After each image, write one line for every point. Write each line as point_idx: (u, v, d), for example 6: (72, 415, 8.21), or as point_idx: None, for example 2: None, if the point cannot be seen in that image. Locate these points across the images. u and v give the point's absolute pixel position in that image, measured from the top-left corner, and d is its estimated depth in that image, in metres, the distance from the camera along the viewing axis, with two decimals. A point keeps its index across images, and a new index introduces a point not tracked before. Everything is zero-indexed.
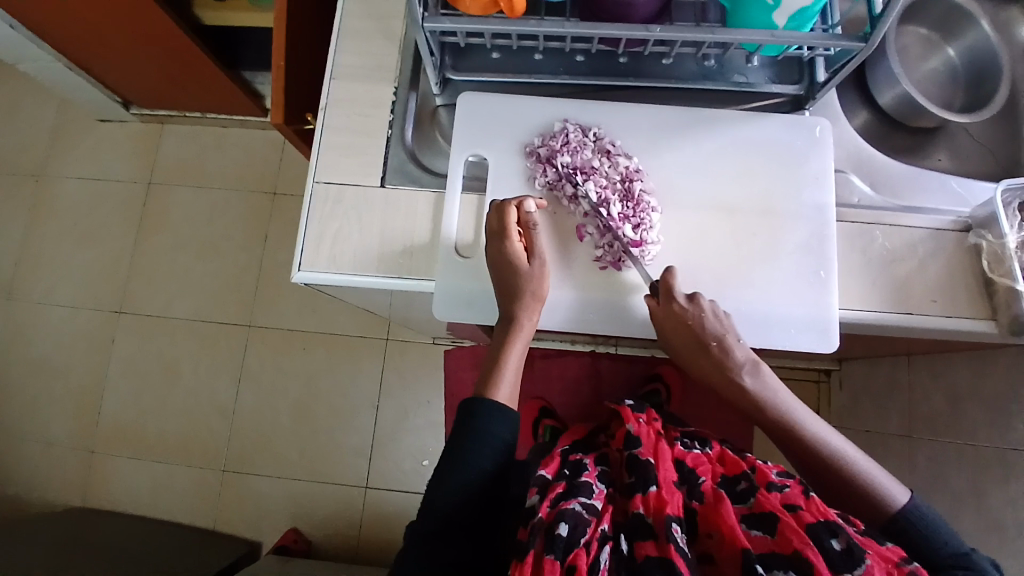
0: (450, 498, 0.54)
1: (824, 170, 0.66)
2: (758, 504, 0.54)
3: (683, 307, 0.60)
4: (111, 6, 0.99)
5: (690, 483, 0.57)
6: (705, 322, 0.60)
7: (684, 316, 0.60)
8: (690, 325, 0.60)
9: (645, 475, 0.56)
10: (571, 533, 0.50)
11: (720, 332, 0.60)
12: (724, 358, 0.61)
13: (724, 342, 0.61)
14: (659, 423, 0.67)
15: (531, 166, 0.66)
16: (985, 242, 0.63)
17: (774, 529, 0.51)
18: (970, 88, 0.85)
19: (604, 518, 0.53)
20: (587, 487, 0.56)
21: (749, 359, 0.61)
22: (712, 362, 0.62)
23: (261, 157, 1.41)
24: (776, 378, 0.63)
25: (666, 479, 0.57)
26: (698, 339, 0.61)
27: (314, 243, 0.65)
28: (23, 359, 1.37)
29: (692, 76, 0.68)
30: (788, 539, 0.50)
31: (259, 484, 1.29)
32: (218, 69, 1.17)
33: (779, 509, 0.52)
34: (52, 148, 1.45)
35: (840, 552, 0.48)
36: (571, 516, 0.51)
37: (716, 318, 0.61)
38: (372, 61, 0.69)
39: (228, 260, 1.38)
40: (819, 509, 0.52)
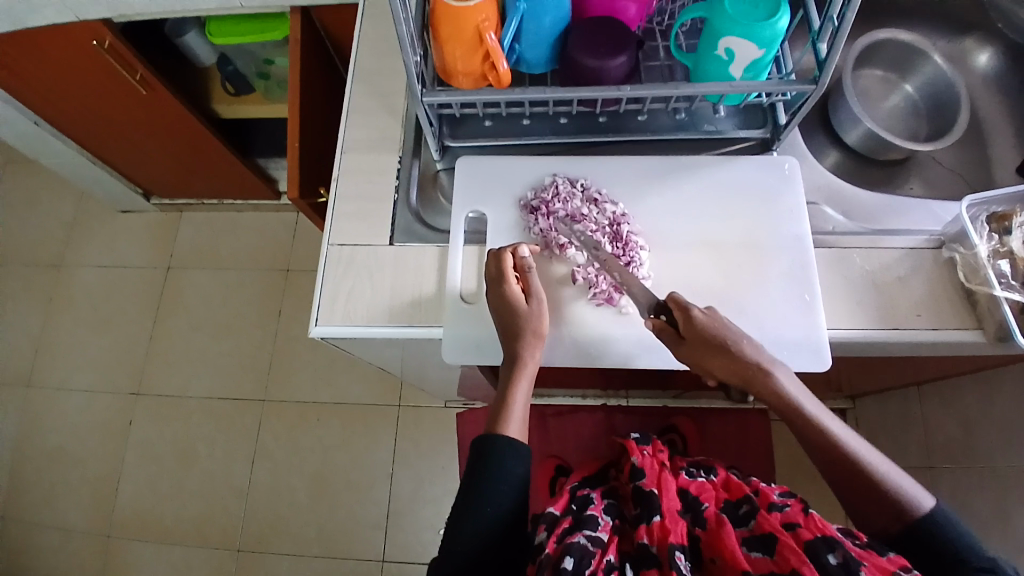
0: (468, 541, 0.55)
1: (797, 205, 0.71)
2: (758, 527, 0.54)
3: (707, 313, 0.58)
4: (137, 104, 1.10)
5: (693, 511, 0.58)
6: (725, 325, 0.58)
7: (707, 322, 0.57)
8: (713, 329, 0.57)
9: (649, 506, 0.58)
10: (577, 565, 0.50)
11: (742, 336, 0.59)
12: (749, 359, 0.58)
13: (748, 344, 0.58)
14: (665, 454, 0.69)
15: (524, 218, 0.72)
16: (958, 255, 0.67)
17: (774, 550, 0.51)
18: (932, 120, 0.92)
19: (610, 548, 0.54)
20: (593, 519, 0.57)
21: (768, 358, 0.59)
22: (737, 368, 0.58)
23: (275, 237, 1.49)
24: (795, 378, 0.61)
25: (670, 508, 0.58)
26: (720, 345, 0.57)
27: (328, 301, 0.69)
28: (43, 446, 1.39)
29: (666, 128, 0.75)
30: (786, 559, 0.50)
31: (274, 563, 1.27)
32: (234, 157, 1.27)
33: (778, 529, 0.53)
34: (78, 242, 1.54)
35: (838, 566, 0.48)
36: (578, 549, 0.52)
37: (732, 324, 0.59)
38: (377, 135, 0.77)
39: (243, 337, 1.42)
40: (817, 526, 0.51)
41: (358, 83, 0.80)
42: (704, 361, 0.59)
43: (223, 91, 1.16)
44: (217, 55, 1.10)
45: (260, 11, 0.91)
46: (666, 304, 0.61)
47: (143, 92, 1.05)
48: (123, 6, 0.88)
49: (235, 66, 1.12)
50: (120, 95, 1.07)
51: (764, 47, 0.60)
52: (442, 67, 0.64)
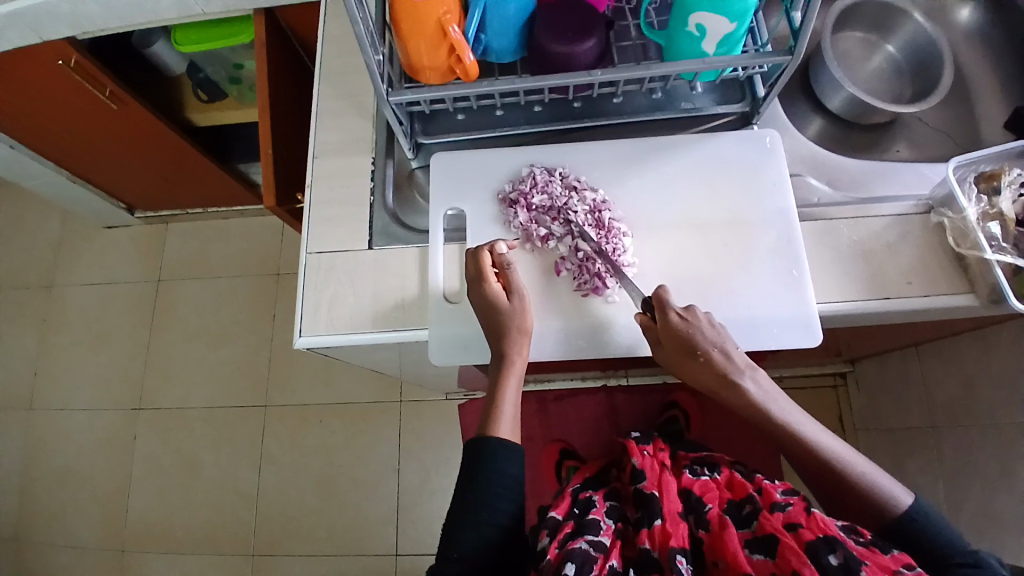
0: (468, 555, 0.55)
1: (781, 177, 0.70)
2: (760, 527, 0.54)
3: (681, 318, 0.59)
4: (110, 119, 1.08)
5: (696, 513, 0.58)
6: (702, 331, 0.59)
7: (682, 326, 0.59)
8: (687, 333, 0.59)
9: (650, 510, 0.58)
10: (579, 571, 0.50)
11: (717, 340, 0.60)
12: (723, 365, 0.60)
13: (722, 347, 0.60)
14: (665, 454, 0.69)
15: (503, 211, 0.71)
16: (947, 219, 0.66)
17: (774, 551, 0.52)
18: (916, 78, 0.89)
19: (613, 554, 0.53)
20: (595, 524, 0.57)
21: (746, 364, 0.60)
22: (713, 374, 0.60)
23: (262, 242, 1.48)
24: (773, 384, 0.61)
25: (672, 511, 0.57)
26: (694, 349, 0.59)
27: (312, 309, 0.69)
28: (50, 466, 1.40)
29: (643, 110, 0.73)
30: (787, 560, 0.50)
31: (289, 565, 1.28)
32: (213, 165, 1.25)
33: (779, 529, 0.53)
34: (64, 261, 1.52)
35: (838, 567, 0.48)
36: (579, 555, 0.52)
37: (711, 326, 0.60)
38: (349, 137, 0.75)
39: (239, 344, 1.42)
40: (820, 526, 0.51)
41: (325, 84, 0.78)
42: (680, 363, 0.61)
43: (194, 99, 1.13)
44: (186, 63, 1.07)
45: (222, 15, 0.89)
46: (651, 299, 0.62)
47: (114, 106, 1.03)
48: (82, 21, 0.86)
49: (205, 73, 1.09)
50: (91, 112, 1.05)
51: (736, 20, 0.58)
52: (409, 64, 0.62)
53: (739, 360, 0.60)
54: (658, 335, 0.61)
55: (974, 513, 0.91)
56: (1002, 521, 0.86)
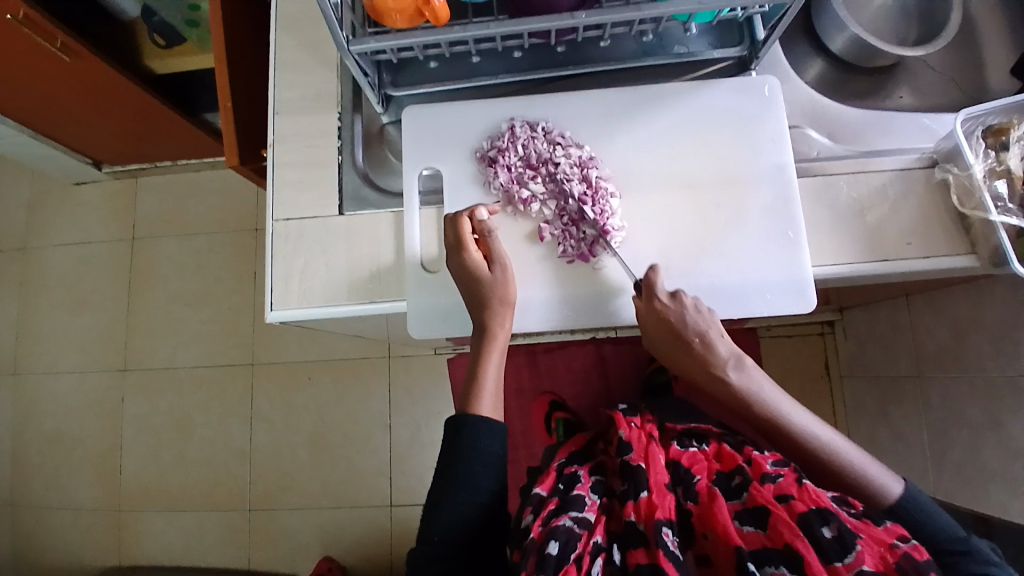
0: (447, 535, 0.54)
1: (780, 130, 0.65)
2: (750, 499, 0.53)
3: (665, 304, 0.59)
4: (62, 74, 1.00)
5: (685, 484, 0.57)
6: (686, 319, 0.59)
7: (666, 315, 0.59)
8: (672, 322, 0.59)
9: (636, 481, 0.56)
10: (562, 550, 0.49)
11: (702, 328, 0.59)
12: (706, 354, 0.59)
13: (706, 336, 0.59)
14: (653, 425, 0.66)
15: (483, 171, 0.66)
16: (952, 176, 0.62)
17: (767, 523, 0.51)
18: (924, 18, 0.83)
19: (597, 529, 0.53)
20: (580, 500, 0.56)
21: (733, 355, 0.60)
22: (699, 361, 0.60)
23: (237, 197, 1.41)
24: (764, 374, 0.61)
25: (658, 481, 0.56)
26: (680, 338, 0.59)
27: (282, 282, 0.65)
28: (41, 430, 1.39)
29: (632, 55, 0.67)
30: (779, 533, 0.49)
31: (286, 518, 1.30)
32: (177, 117, 1.17)
33: (771, 501, 0.52)
34: (33, 221, 1.46)
35: (833, 540, 0.47)
36: (563, 532, 0.51)
37: (698, 313, 0.59)
38: (311, 91, 0.69)
39: (221, 304, 1.38)
40: (812, 497, 0.51)
41: (282, 31, 0.71)
42: (664, 350, 0.61)
43: (151, 45, 1.03)
44: (140, 5, 0.97)
45: None
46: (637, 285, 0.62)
47: (64, 58, 0.95)
48: None
49: (160, 17, 0.98)
50: (40, 65, 0.97)
51: None
52: (371, 5, 0.54)
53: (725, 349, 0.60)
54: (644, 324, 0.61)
55: (959, 459, 0.92)
56: (986, 467, 0.87)
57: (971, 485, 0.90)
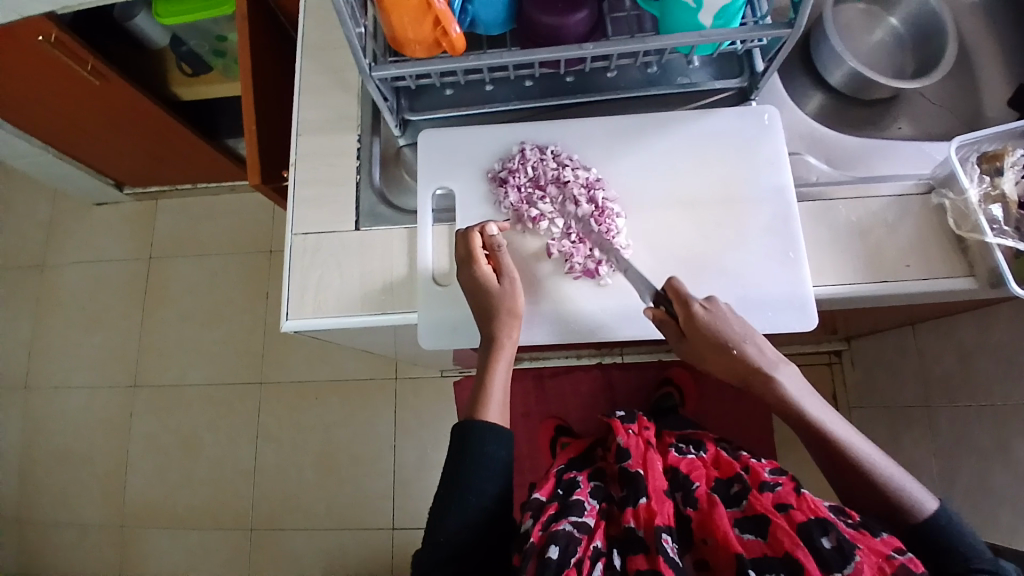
0: (451, 540, 0.55)
1: (777, 154, 0.68)
2: (750, 507, 0.54)
3: (705, 309, 0.59)
4: (95, 97, 1.05)
5: (684, 490, 0.58)
6: (726, 323, 0.59)
7: (709, 321, 0.58)
8: (713, 326, 0.58)
9: (636, 488, 0.57)
10: (563, 554, 0.50)
11: (742, 332, 0.59)
12: (750, 357, 0.59)
13: (747, 339, 0.59)
14: (650, 432, 0.67)
15: (493, 190, 0.69)
16: (947, 200, 0.65)
17: (766, 531, 0.51)
18: (920, 49, 0.87)
19: (597, 534, 0.54)
20: (580, 505, 0.56)
21: (773, 357, 0.60)
22: (741, 365, 0.59)
23: (254, 219, 1.45)
24: (801, 376, 0.61)
25: (656, 488, 0.58)
26: (722, 342, 0.58)
27: (298, 294, 0.67)
28: (51, 445, 1.40)
29: (638, 84, 0.71)
30: (779, 541, 0.50)
31: (289, 539, 1.29)
32: (201, 141, 1.22)
33: (770, 510, 0.53)
34: (56, 240, 1.50)
35: (832, 550, 0.48)
36: (563, 537, 0.51)
37: (734, 318, 0.60)
38: (333, 114, 0.73)
39: (233, 323, 1.41)
40: (810, 507, 0.51)
41: (307, 59, 0.75)
42: (703, 358, 0.60)
43: (179, 72, 1.09)
44: (169, 34, 1.03)
45: None
46: (663, 292, 0.61)
47: (96, 82, 1.00)
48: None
49: (188, 47, 1.04)
50: (74, 89, 1.02)
51: None
52: (392, 36, 0.58)
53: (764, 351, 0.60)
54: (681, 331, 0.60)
55: (967, 487, 0.92)
56: (996, 495, 0.86)
57: (979, 514, 0.89)
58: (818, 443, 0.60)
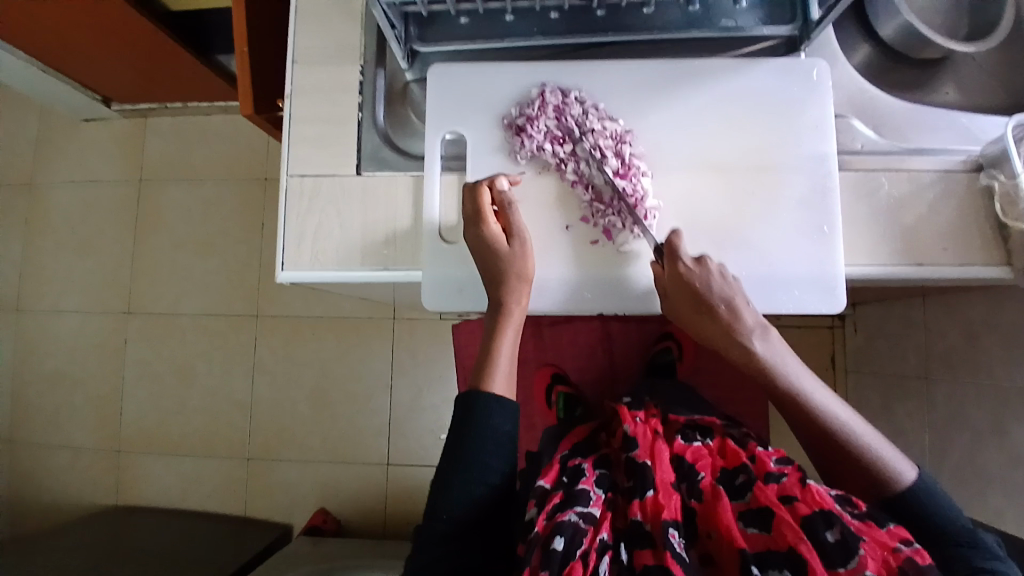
0: (456, 511, 0.53)
1: (824, 118, 0.62)
2: (754, 499, 0.51)
3: (688, 267, 0.56)
4: (74, 5, 0.95)
5: (688, 480, 0.55)
6: (710, 284, 0.56)
7: (688, 278, 0.56)
8: (694, 285, 0.56)
9: (643, 479, 0.54)
10: (568, 546, 0.48)
11: (727, 294, 0.56)
12: (733, 323, 0.55)
13: (732, 302, 0.55)
14: (657, 420, 0.66)
15: (509, 139, 0.63)
16: (997, 182, 0.59)
17: (770, 525, 0.49)
18: (975, 12, 0.79)
19: (603, 526, 0.51)
20: (585, 494, 0.54)
21: (759, 324, 0.56)
22: (721, 330, 0.56)
23: (248, 144, 1.37)
24: (786, 348, 0.57)
25: (664, 480, 0.54)
26: (701, 303, 0.56)
27: (293, 241, 0.63)
28: (42, 367, 1.39)
29: (676, 25, 0.63)
30: (783, 535, 0.47)
31: (284, 470, 1.31)
32: (191, 59, 1.12)
33: (775, 502, 0.50)
34: (41, 156, 1.43)
35: (835, 544, 0.46)
36: (569, 527, 0.49)
37: (722, 279, 0.56)
38: (333, 41, 0.65)
39: (227, 253, 1.36)
40: (816, 499, 0.49)
41: None
42: (686, 319, 0.58)
43: None
44: None
45: None
46: (662, 246, 0.58)
47: None
48: None
49: None
50: None
51: None
52: None
53: (751, 318, 0.56)
54: (665, 287, 0.58)
55: (957, 465, 0.91)
56: (984, 476, 0.86)
57: (967, 492, 0.89)
58: (796, 414, 0.57)
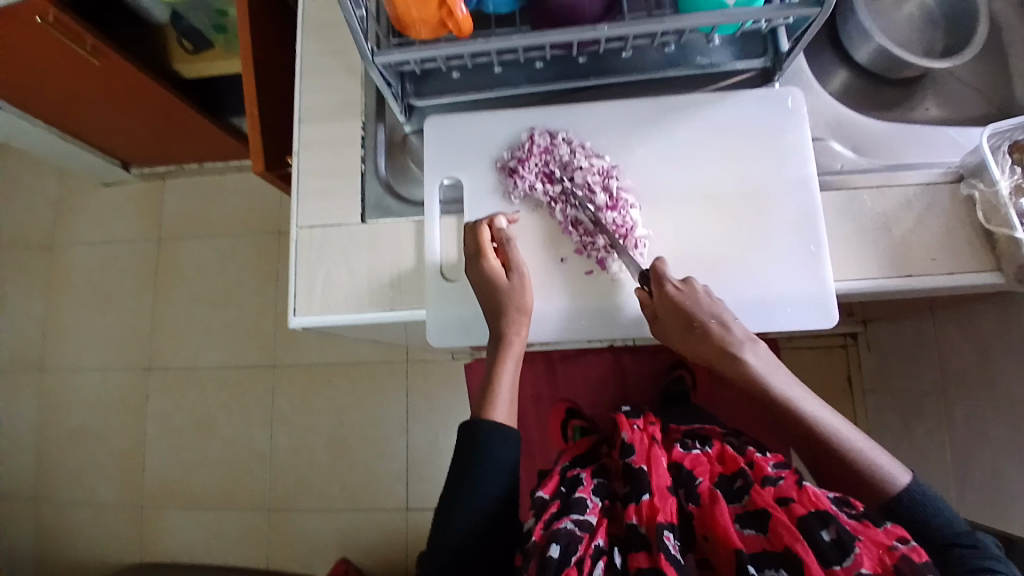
0: (458, 535, 0.54)
1: (805, 143, 0.65)
2: (751, 501, 0.52)
3: (678, 288, 0.58)
4: (92, 74, 1.02)
5: (686, 486, 0.55)
6: (699, 303, 0.57)
7: (678, 298, 0.57)
8: (684, 306, 0.57)
9: (638, 484, 0.55)
10: (563, 553, 0.48)
11: (715, 313, 0.58)
12: (723, 339, 0.57)
13: (722, 320, 0.57)
14: (656, 428, 0.64)
15: (503, 181, 0.67)
16: (977, 191, 0.61)
17: (767, 526, 0.49)
18: (950, 31, 0.82)
19: (599, 532, 0.51)
20: (582, 502, 0.54)
21: (747, 339, 0.58)
22: (711, 347, 0.58)
23: (262, 200, 1.43)
24: (776, 359, 0.59)
25: (658, 484, 0.54)
26: (691, 323, 0.57)
27: (306, 289, 0.66)
28: (66, 426, 1.42)
29: (655, 66, 0.67)
30: (780, 536, 0.47)
31: (305, 519, 1.31)
32: (206, 121, 1.18)
33: (771, 504, 0.50)
34: (63, 221, 1.50)
35: (831, 543, 0.46)
36: (564, 536, 0.49)
37: (710, 298, 0.58)
38: (337, 100, 0.70)
39: (244, 306, 1.40)
40: (812, 500, 0.49)
41: (310, 40, 0.72)
42: (677, 340, 0.60)
43: (179, 48, 1.05)
44: (169, 10, 0.99)
45: None
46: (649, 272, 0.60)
47: (94, 62, 0.98)
48: None
49: (189, 22, 1.00)
50: (69, 66, 1.00)
51: None
52: (396, 16, 0.56)
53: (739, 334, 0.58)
54: (655, 310, 0.60)
55: (980, 479, 0.89)
56: (1007, 491, 0.84)
57: (993, 508, 0.87)
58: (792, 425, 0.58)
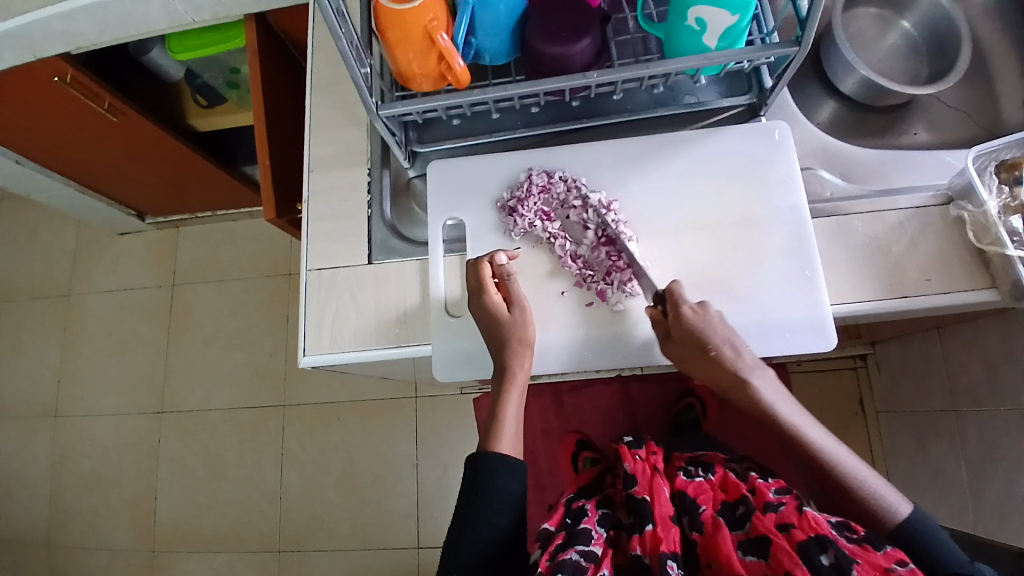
0: (467, 562, 0.55)
1: (791, 172, 0.67)
2: (753, 529, 0.52)
3: (694, 311, 0.59)
4: (111, 131, 1.08)
5: (689, 514, 0.56)
6: (714, 327, 0.58)
7: (694, 321, 0.58)
8: (699, 331, 0.58)
9: (642, 514, 0.55)
10: None
11: (728, 339, 0.59)
12: (735, 365, 0.59)
13: (735, 346, 0.59)
14: (658, 457, 0.63)
15: (503, 220, 0.69)
16: (966, 213, 0.63)
17: (768, 552, 0.50)
18: (934, 56, 0.85)
19: (604, 563, 0.52)
20: (586, 533, 0.55)
21: (759, 367, 0.59)
22: (724, 373, 0.59)
23: (273, 243, 1.48)
24: (784, 388, 0.60)
25: (662, 514, 0.55)
26: (704, 347, 0.58)
27: (315, 329, 0.68)
28: (80, 471, 1.44)
29: (644, 106, 0.71)
30: (780, 561, 0.48)
31: (316, 560, 1.30)
32: (219, 170, 1.23)
33: (772, 530, 0.51)
34: (80, 269, 1.55)
35: (830, 567, 0.47)
36: (570, 566, 0.50)
37: (723, 324, 0.59)
38: (343, 149, 0.74)
39: (255, 347, 1.43)
40: (811, 525, 0.50)
41: (317, 93, 0.76)
42: (689, 363, 0.60)
43: (194, 103, 1.11)
44: (184, 68, 1.05)
45: (216, 20, 0.85)
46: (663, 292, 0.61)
47: (114, 119, 1.03)
48: (75, 38, 0.85)
49: (202, 79, 1.06)
50: (89, 125, 1.05)
51: (737, 12, 0.56)
52: (399, 71, 0.60)
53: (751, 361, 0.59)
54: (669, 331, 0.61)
55: (997, 500, 0.88)
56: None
57: (1011, 529, 0.86)
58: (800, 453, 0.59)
